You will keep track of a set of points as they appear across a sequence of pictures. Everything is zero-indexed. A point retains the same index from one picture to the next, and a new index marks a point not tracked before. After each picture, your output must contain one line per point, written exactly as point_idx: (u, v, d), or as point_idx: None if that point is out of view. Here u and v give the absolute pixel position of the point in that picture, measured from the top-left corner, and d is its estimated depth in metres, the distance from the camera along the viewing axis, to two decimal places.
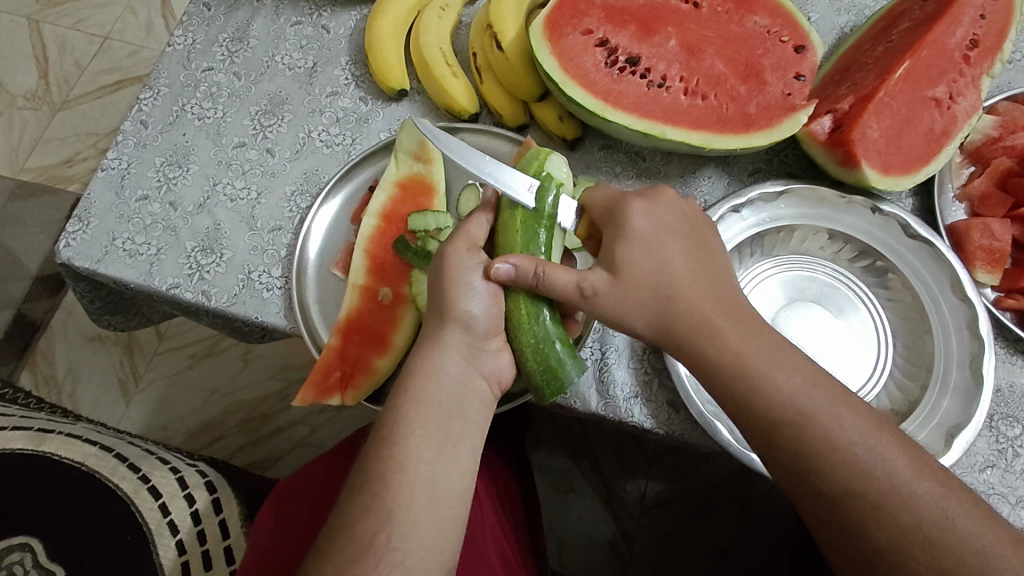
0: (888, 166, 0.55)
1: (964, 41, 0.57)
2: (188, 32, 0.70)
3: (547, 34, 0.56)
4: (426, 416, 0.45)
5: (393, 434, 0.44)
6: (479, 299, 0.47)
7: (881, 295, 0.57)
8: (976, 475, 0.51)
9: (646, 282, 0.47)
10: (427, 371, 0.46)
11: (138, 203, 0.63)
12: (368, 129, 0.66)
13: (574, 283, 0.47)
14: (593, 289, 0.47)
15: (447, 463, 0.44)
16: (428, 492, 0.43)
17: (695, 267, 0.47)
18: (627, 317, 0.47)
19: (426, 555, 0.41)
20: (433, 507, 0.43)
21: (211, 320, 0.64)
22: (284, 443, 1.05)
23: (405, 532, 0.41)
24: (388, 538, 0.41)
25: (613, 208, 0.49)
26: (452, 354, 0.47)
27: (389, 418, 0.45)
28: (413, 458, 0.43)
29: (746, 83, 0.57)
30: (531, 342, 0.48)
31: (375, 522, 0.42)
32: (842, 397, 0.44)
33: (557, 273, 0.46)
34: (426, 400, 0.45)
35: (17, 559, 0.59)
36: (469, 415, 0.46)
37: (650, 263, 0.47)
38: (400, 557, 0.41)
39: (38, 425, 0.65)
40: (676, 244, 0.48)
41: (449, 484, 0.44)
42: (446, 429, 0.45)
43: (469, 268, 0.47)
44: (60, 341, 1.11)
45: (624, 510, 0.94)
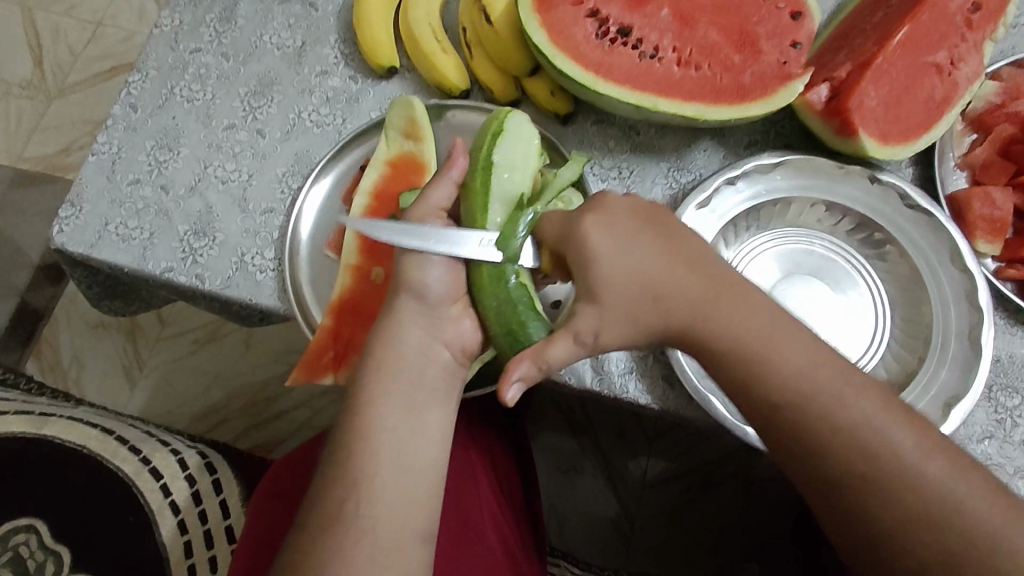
0: (886, 136, 0.54)
1: (966, 4, 0.55)
2: (175, 13, 0.69)
3: (536, 6, 0.55)
4: (389, 387, 0.45)
5: (359, 403, 0.45)
6: (435, 266, 0.46)
7: (879, 267, 0.57)
8: (974, 446, 0.51)
9: (631, 287, 0.44)
10: (386, 341, 0.46)
11: (130, 187, 0.63)
12: (359, 109, 0.65)
13: (571, 344, 0.44)
14: (591, 333, 0.44)
15: (413, 432, 0.45)
16: (395, 462, 0.44)
17: (663, 262, 0.45)
18: (632, 333, 0.45)
19: (394, 521, 0.43)
20: (400, 476, 0.44)
21: (206, 304, 0.64)
22: (289, 425, 1.06)
23: (372, 500, 0.43)
24: (355, 505, 0.43)
25: (566, 233, 0.45)
26: (411, 325, 0.46)
27: (356, 388, 0.46)
28: (378, 428, 0.44)
29: (740, 53, 0.56)
30: (495, 305, 0.46)
31: (344, 491, 0.43)
32: (833, 369, 0.44)
33: (556, 352, 0.43)
34: (387, 371, 0.45)
35: (23, 541, 0.60)
36: (434, 384, 0.46)
37: (628, 270, 0.44)
38: (370, 523, 0.43)
39: (39, 409, 0.66)
40: (644, 245, 0.45)
41: (416, 451, 0.45)
42: (410, 398, 0.45)
43: (423, 239, 0.46)
44: (64, 329, 1.12)
45: (627, 488, 0.95)
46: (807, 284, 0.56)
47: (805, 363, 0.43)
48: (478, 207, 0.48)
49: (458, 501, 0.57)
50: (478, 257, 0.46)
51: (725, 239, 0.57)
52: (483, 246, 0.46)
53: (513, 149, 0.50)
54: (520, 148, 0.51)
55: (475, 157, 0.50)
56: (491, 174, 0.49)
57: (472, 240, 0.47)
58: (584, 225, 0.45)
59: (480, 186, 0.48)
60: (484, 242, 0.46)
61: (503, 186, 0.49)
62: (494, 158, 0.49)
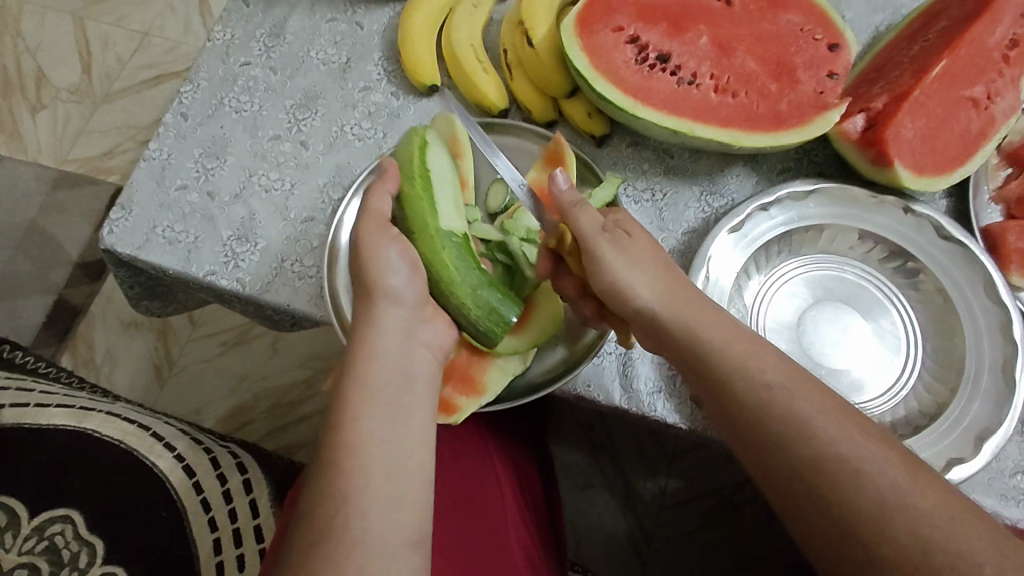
0: (921, 167, 0.55)
1: (1003, 41, 0.56)
2: (227, 28, 0.72)
3: (579, 31, 0.56)
4: (372, 395, 0.45)
5: (342, 416, 0.44)
6: (399, 272, 0.49)
7: (911, 296, 0.57)
8: (1006, 480, 0.51)
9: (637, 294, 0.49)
10: (364, 348, 0.47)
11: (177, 192, 0.65)
12: (400, 124, 0.67)
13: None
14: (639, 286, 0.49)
15: (401, 440, 0.44)
16: (384, 469, 0.42)
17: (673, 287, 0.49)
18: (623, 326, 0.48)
19: (385, 530, 0.40)
20: (389, 483, 0.42)
21: (244, 308, 0.66)
22: (310, 430, 1.08)
23: (364, 512, 0.40)
24: (346, 520, 0.40)
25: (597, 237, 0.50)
26: (394, 333, 0.48)
27: (339, 404, 0.45)
28: (362, 436, 0.43)
29: (777, 81, 0.57)
30: (467, 293, 0.49)
31: (332, 506, 0.41)
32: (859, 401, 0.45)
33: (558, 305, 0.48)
34: (372, 379, 0.45)
35: (59, 531, 0.62)
36: (419, 389, 0.47)
37: (653, 252, 0.51)
38: (360, 535, 0.40)
39: (80, 403, 0.67)
40: (655, 241, 0.52)
41: (404, 458, 0.43)
42: (393, 405, 0.45)
43: (382, 245, 0.50)
44: (98, 326, 1.15)
45: (644, 508, 0.94)
46: (837, 311, 0.56)
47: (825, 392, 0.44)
48: (426, 213, 0.51)
49: (481, 512, 0.57)
50: (435, 254, 0.50)
51: (756, 263, 0.58)
52: (440, 243, 0.50)
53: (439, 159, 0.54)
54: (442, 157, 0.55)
55: (409, 164, 0.53)
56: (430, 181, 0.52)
57: (425, 244, 0.50)
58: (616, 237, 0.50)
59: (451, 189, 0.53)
60: (439, 240, 0.50)
61: (444, 192, 0.53)
62: (429, 166, 0.53)
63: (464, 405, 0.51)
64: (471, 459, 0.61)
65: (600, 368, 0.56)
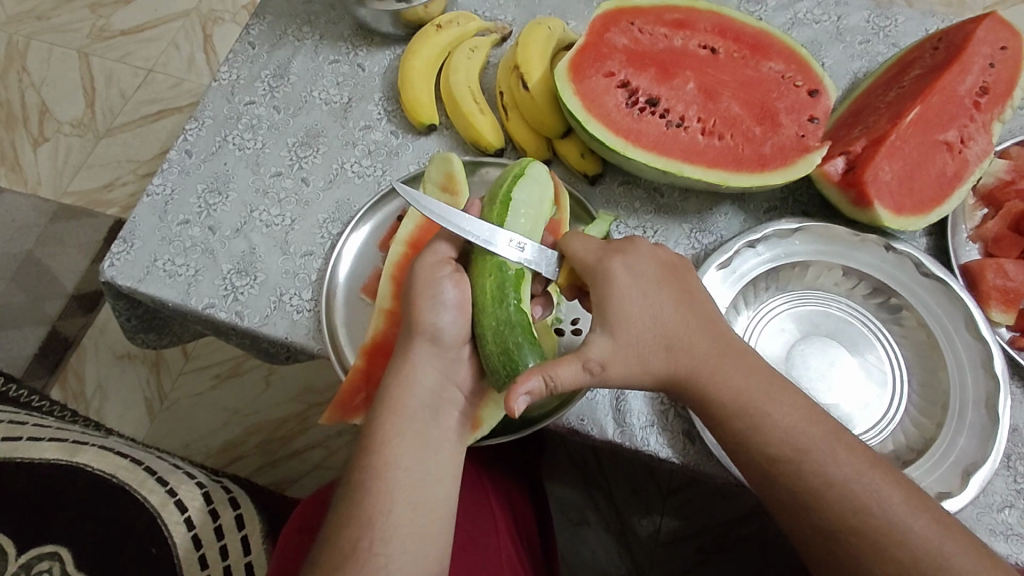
0: (900, 207, 0.57)
1: (974, 88, 0.59)
2: (233, 69, 0.74)
3: (572, 76, 0.59)
4: (403, 426, 0.47)
5: (373, 444, 0.47)
6: (448, 310, 0.48)
7: (895, 332, 0.58)
8: (994, 515, 0.51)
9: (646, 338, 0.47)
10: (400, 380, 0.48)
11: (179, 226, 0.67)
12: (398, 162, 0.69)
13: (579, 369, 0.45)
14: (600, 365, 0.45)
15: (427, 470, 0.47)
16: (410, 497, 0.45)
17: (678, 317, 0.48)
18: (635, 377, 0.47)
19: (408, 558, 0.44)
20: (413, 512, 0.45)
21: (240, 341, 0.67)
22: (302, 465, 1.07)
23: (387, 537, 0.44)
24: (370, 544, 0.44)
25: (592, 267, 0.49)
26: (430, 368, 0.48)
27: (370, 431, 0.47)
28: (391, 466, 0.46)
29: (761, 124, 0.59)
30: (492, 324, 0.48)
31: (358, 530, 0.44)
32: (843, 439, 0.46)
33: (565, 373, 0.44)
34: (404, 411, 0.47)
35: (47, 568, 0.61)
36: (448, 424, 0.49)
37: (647, 315, 0.47)
38: (384, 561, 0.43)
39: (73, 437, 0.67)
40: (664, 295, 0.48)
41: (429, 489, 0.46)
42: (423, 438, 0.47)
43: (436, 280, 0.49)
44: (90, 358, 1.14)
45: (638, 545, 0.93)
46: (825, 347, 0.58)
47: (802, 431, 0.46)
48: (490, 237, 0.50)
49: (475, 547, 0.57)
50: (482, 278, 0.49)
51: (745, 299, 0.59)
52: (490, 270, 0.49)
53: (529, 192, 0.53)
54: (538, 192, 0.53)
55: (497, 190, 0.53)
56: (508, 210, 0.51)
57: (478, 266, 0.50)
58: (611, 264, 0.48)
59: (496, 216, 0.51)
60: (492, 268, 0.49)
61: (516, 223, 0.51)
62: (514, 195, 0.52)
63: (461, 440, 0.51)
64: (466, 494, 0.61)
65: (594, 403, 0.57)
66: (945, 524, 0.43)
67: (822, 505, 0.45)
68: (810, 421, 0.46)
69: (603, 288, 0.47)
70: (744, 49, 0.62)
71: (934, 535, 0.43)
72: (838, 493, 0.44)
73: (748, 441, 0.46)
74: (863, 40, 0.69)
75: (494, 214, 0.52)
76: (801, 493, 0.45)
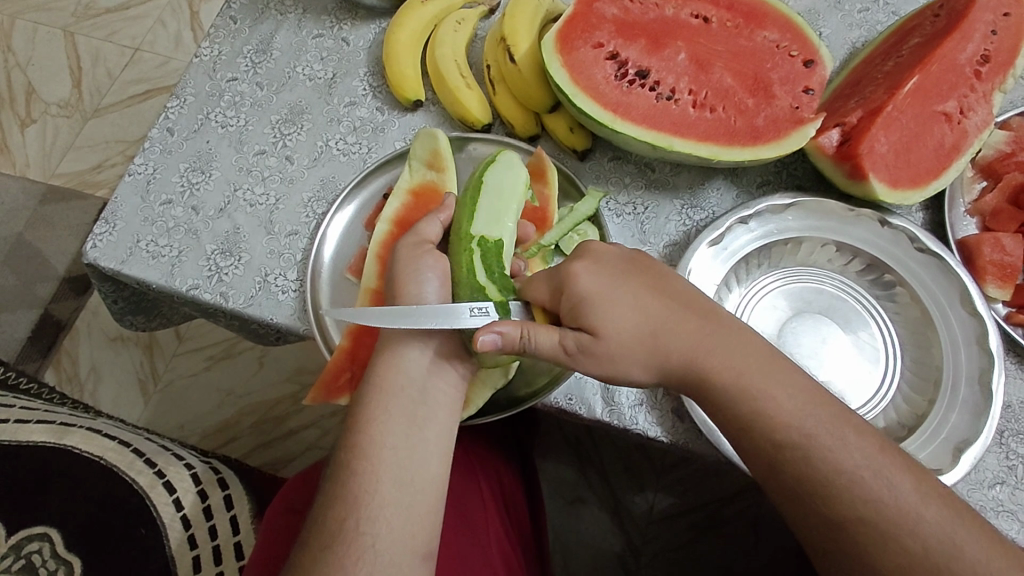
0: (896, 181, 0.56)
1: (975, 57, 0.57)
2: (214, 44, 0.72)
3: (559, 47, 0.57)
4: (390, 404, 0.46)
5: (359, 423, 0.46)
6: (427, 282, 0.48)
7: (888, 308, 0.57)
8: (984, 492, 0.51)
9: (627, 327, 0.46)
10: (389, 357, 0.48)
11: (162, 206, 0.65)
12: (384, 138, 0.68)
13: (557, 344, 0.45)
14: (578, 347, 0.45)
15: (413, 448, 0.46)
16: (396, 476, 0.45)
17: (653, 303, 0.47)
18: (623, 366, 0.46)
19: (395, 538, 0.43)
20: (401, 491, 0.45)
21: (227, 322, 0.66)
22: (297, 445, 1.07)
23: (374, 517, 0.44)
24: (356, 523, 0.43)
25: (558, 284, 0.47)
26: (417, 345, 0.48)
27: (357, 411, 0.47)
28: (377, 445, 0.45)
29: (754, 97, 0.58)
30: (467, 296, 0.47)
31: (344, 510, 0.44)
32: (835, 418, 0.45)
33: (543, 337, 0.45)
34: (391, 388, 0.47)
35: (36, 549, 0.61)
36: (433, 401, 0.48)
37: (627, 307, 0.46)
38: (370, 541, 0.43)
39: (61, 419, 0.67)
40: (638, 286, 0.47)
41: (415, 469, 0.46)
42: (410, 414, 0.47)
43: (416, 256, 0.49)
44: (84, 341, 1.14)
45: (632, 523, 0.94)
46: (817, 323, 0.57)
47: (795, 410, 0.45)
48: (464, 217, 0.51)
49: (462, 527, 0.57)
50: (459, 254, 0.49)
51: (736, 276, 0.58)
52: (465, 246, 0.49)
53: (503, 176, 0.53)
54: (510, 177, 0.53)
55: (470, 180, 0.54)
56: (480, 192, 0.52)
57: (455, 244, 0.50)
58: (572, 268, 0.47)
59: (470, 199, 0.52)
60: (466, 243, 0.49)
61: (490, 206, 0.51)
62: (485, 179, 0.52)
63: None
64: (455, 473, 0.60)
65: (583, 382, 0.56)
66: (932, 502, 0.42)
67: (817, 491, 0.44)
68: (798, 407, 0.45)
69: (573, 292, 0.46)
70: (738, 18, 0.60)
71: (921, 515, 0.42)
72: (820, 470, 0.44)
73: (741, 427, 0.46)
74: (862, 9, 0.66)
75: (468, 200, 0.52)
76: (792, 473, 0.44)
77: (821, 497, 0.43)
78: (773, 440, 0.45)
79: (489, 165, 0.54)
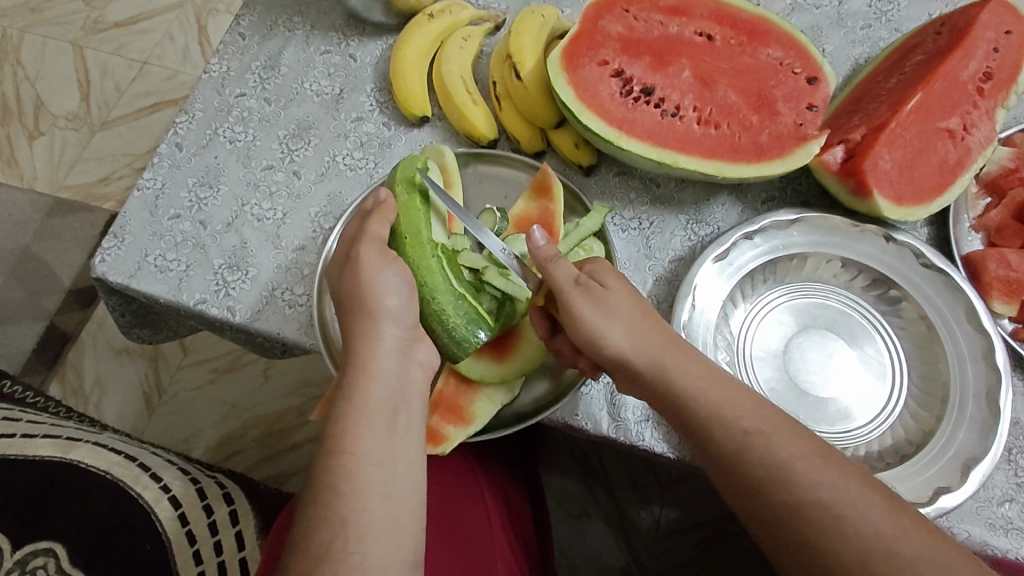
0: (900, 197, 0.56)
1: (977, 74, 0.58)
2: (223, 60, 0.73)
3: (565, 65, 0.58)
4: (369, 415, 0.45)
5: (338, 438, 0.44)
6: (393, 291, 0.49)
7: (894, 323, 0.57)
8: (993, 509, 0.50)
9: (633, 292, 0.49)
10: (363, 369, 0.46)
11: (170, 221, 0.66)
12: (391, 153, 0.69)
13: (572, 275, 0.48)
14: (588, 283, 0.48)
15: (396, 460, 0.45)
16: (381, 491, 0.43)
17: (659, 335, 0.47)
18: (619, 316, 0.47)
19: (382, 556, 0.42)
20: (387, 506, 0.43)
21: (234, 336, 0.66)
22: (301, 458, 1.07)
23: (361, 535, 0.42)
24: (343, 543, 0.41)
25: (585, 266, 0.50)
26: (393, 354, 0.47)
27: (332, 427, 0.45)
28: (358, 459, 0.44)
29: (758, 113, 0.58)
30: (447, 297, 0.50)
31: (329, 531, 0.42)
32: None
33: (562, 261, 0.49)
34: (368, 399, 0.46)
35: (42, 564, 0.61)
36: (412, 411, 0.47)
37: (632, 286, 0.50)
38: (359, 560, 0.41)
39: (67, 433, 0.67)
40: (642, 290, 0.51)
41: (398, 481, 0.44)
42: (389, 427, 0.46)
43: (382, 266, 0.49)
44: (89, 354, 1.14)
45: (638, 538, 0.93)
46: (823, 339, 0.57)
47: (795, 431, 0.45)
48: (417, 223, 0.53)
49: (468, 543, 0.57)
50: (424, 259, 0.51)
51: (742, 291, 0.59)
52: (429, 252, 0.52)
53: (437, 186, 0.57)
54: (439, 184, 0.57)
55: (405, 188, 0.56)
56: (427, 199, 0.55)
57: (414, 249, 0.52)
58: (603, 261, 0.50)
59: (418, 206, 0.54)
60: (428, 249, 0.52)
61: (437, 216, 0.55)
62: (427, 191, 0.56)
63: (452, 435, 0.51)
64: (461, 489, 0.60)
65: (589, 397, 0.56)
66: None
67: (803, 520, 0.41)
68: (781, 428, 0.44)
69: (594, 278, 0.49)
70: (742, 35, 0.61)
71: None
72: None
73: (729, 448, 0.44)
74: (864, 26, 0.67)
75: (414, 202, 0.54)
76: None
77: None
78: (752, 480, 0.42)
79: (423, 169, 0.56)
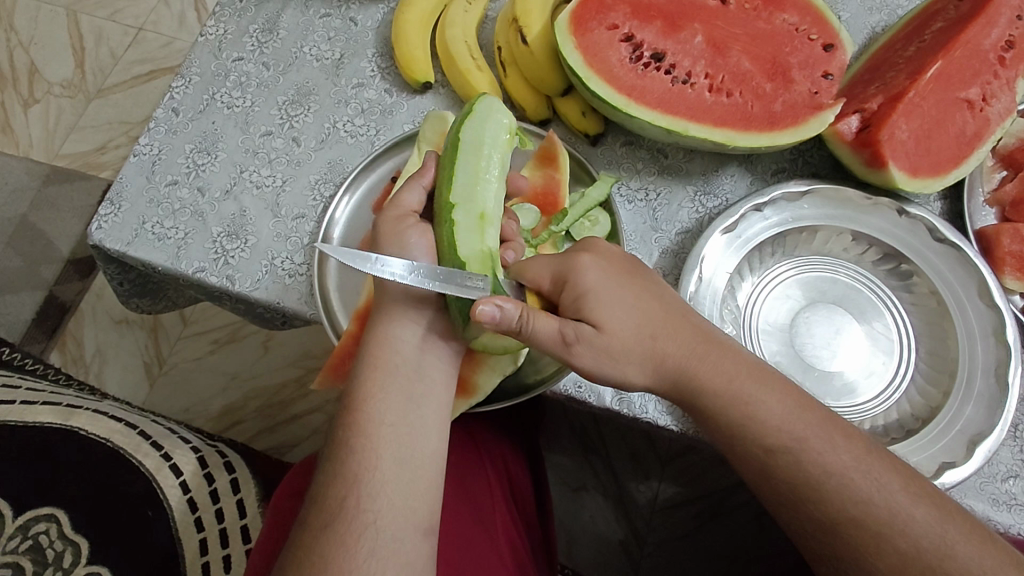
0: (916, 168, 0.54)
1: (999, 42, 0.56)
2: (220, 23, 0.71)
3: (573, 29, 0.56)
4: (385, 381, 0.45)
5: (356, 401, 0.45)
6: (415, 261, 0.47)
7: (904, 299, 0.57)
8: (998, 485, 0.50)
9: (628, 324, 0.45)
10: (380, 339, 0.47)
11: (168, 187, 0.65)
12: (393, 121, 0.67)
13: (557, 332, 0.44)
14: (577, 336, 0.44)
15: (413, 424, 0.45)
16: (395, 453, 0.44)
17: (670, 333, 0.46)
18: (617, 365, 0.45)
19: (396, 515, 0.43)
20: (400, 468, 0.44)
21: (233, 306, 0.65)
22: (301, 430, 1.07)
23: (374, 494, 0.43)
24: (357, 500, 0.43)
25: (563, 266, 0.46)
26: (411, 321, 0.47)
27: (352, 391, 0.46)
28: (375, 422, 0.44)
29: (772, 81, 0.56)
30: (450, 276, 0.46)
31: (343, 490, 0.43)
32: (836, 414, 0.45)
33: (541, 322, 0.43)
34: (384, 365, 0.46)
35: (44, 530, 0.61)
36: (434, 378, 0.47)
37: (631, 314, 0.45)
38: (372, 518, 0.42)
39: (67, 401, 0.67)
40: (630, 293, 0.46)
41: (415, 445, 0.45)
42: (406, 392, 0.46)
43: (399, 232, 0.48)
44: (89, 324, 1.14)
45: (637, 511, 0.94)
46: (831, 314, 0.56)
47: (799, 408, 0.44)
48: (444, 184, 0.48)
49: (469, 513, 0.57)
50: (442, 228, 0.47)
51: (749, 265, 0.58)
52: (447, 218, 0.47)
53: (479, 130, 0.50)
54: (491, 127, 0.50)
55: (448, 137, 0.51)
56: (458, 151, 0.49)
57: (439, 216, 0.48)
58: (580, 261, 0.46)
59: (448, 160, 0.49)
60: (447, 215, 0.47)
61: (468, 165, 0.48)
62: (462, 137, 0.49)
63: (455, 408, 0.51)
64: (462, 460, 0.60)
65: None
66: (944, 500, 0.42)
67: (819, 490, 0.43)
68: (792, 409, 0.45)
69: (575, 284, 0.45)
70: None
71: (924, 513, 0.41)
72: (829, 466, 0.43)
73: (746, 424, 0.45)
74: None
75: (448, 161, 0.49)
76: (789, 475, 0.44)
77: (816, 502, 0.43)
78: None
79: (467, 118, 0.50)
